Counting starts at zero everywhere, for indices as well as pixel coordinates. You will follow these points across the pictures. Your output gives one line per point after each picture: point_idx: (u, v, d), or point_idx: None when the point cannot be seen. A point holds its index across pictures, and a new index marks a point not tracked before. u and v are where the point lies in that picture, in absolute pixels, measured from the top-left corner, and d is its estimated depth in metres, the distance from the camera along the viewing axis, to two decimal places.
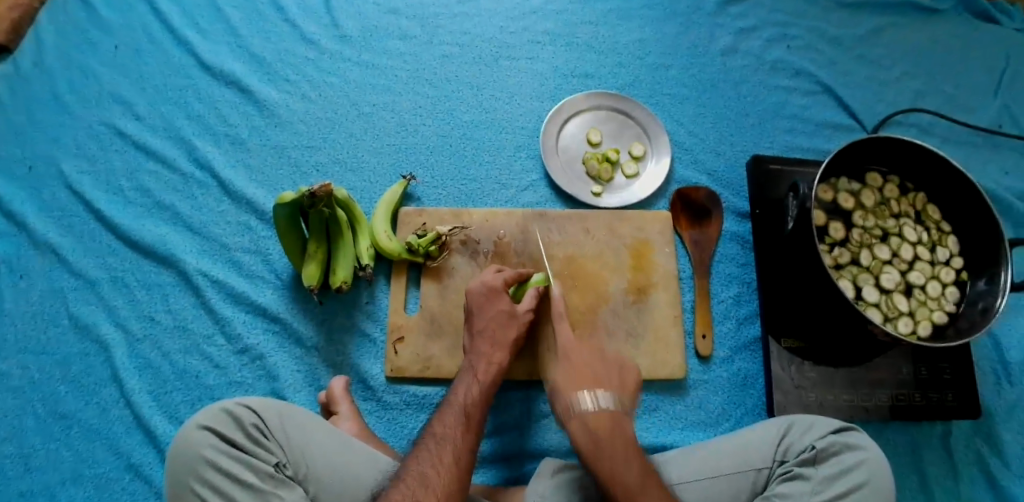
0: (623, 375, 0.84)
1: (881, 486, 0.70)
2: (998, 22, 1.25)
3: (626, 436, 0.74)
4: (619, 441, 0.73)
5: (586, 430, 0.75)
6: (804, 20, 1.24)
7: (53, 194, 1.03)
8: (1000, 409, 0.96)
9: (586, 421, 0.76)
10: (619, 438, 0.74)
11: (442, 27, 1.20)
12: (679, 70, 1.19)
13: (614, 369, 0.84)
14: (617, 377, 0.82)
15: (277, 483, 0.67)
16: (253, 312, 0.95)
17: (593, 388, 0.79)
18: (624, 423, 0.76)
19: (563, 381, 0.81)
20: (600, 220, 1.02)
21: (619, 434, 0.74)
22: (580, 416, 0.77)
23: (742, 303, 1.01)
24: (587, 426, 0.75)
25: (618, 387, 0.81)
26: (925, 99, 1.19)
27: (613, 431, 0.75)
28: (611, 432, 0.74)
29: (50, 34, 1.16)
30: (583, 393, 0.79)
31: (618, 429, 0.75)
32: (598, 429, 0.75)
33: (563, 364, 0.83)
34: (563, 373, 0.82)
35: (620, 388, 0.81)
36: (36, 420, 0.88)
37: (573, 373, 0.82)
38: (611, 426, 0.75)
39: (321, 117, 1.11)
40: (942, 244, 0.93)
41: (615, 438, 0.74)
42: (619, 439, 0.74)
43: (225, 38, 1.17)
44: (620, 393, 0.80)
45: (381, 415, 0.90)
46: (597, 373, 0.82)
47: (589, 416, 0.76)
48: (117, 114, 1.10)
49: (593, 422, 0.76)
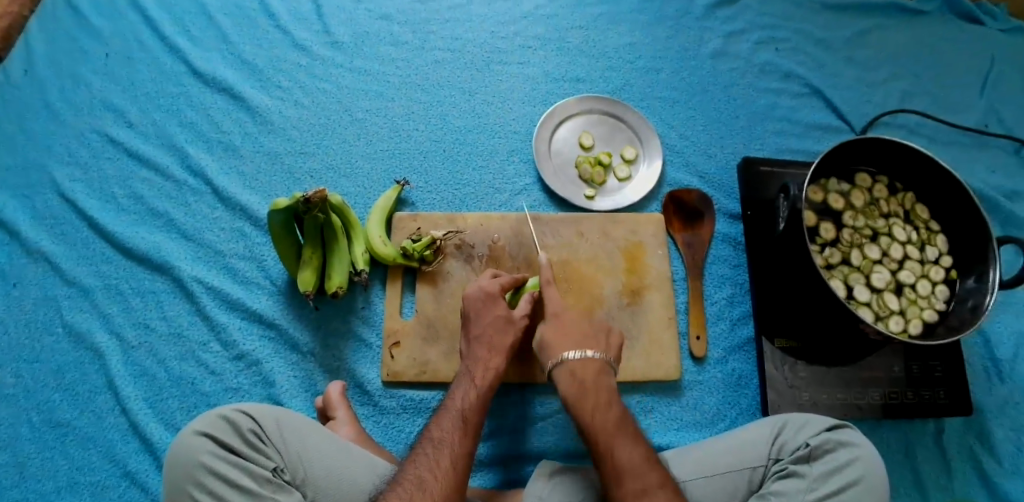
0: (609, 334, 0.86)
1: (875, 482, 0.71)
2: (983, 23, 1.27)
3: (610, 389, 0.78)
4: (603, 394, 0.77)
5: (574, 379, 0.78)
6: (791, 23, 1.26)
7: (46, 203, 1.03)
8: (991, 405, 0.97)
9: (574, 371, 0.79)
10: (604, 390, 0.78)
11: (434, 33, 1.21)
12: (670, 74, 1.20)
13: (600, 329, 0.85)
14: (605, 335, 0.84)
15: (275, 488, 0.67)
16: (248, 318, 0.95)
17: (582, 342, 0.82)
18: (608, 378, 0.80)
19: (552, 338, 0.83)
20: (593, 223, 1.02)
21: (604, 387, 0.78)
22: (568, 366, 0.80)
23: (735, 304, 1.01)
24: (575, 377, 0.79)
25: (605, 344, 0.84)
26: (912, 100, 1.20)
27: (598, 380, 0.78)
28: (597, 383, 0.78)
29: (41, 43, 1.16)
30: (571, 346, 0.82)
31: (603, 381, 0.79)
32: (585, 381, 0.78)
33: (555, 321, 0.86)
34: (551, 329, 0.85)
35: (608, 346, 0.83)
36: (30, 429, 0.88)
37: (572, 368, 0.80)
38: (597, 378, 0.79)
39: (314, 124, 1.11)
40: (931, 243, 0.94)
41: (600, 390, 0.77)
42: (604, 391, 0.77)
43: (217, 46, 1.18)
44: (607, 351, 0.83)
45: (378, 420, 0.91)
46: (585, 330, 0.84)
47: (575, 365, 0.80)
48: (110, 121, 1.10)
49: (581, 375, 0.79)
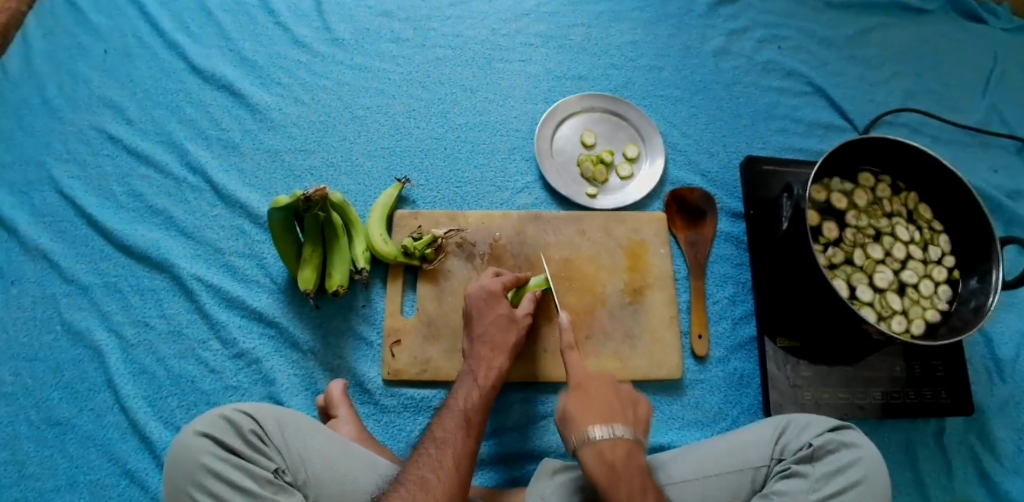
0: (635, 407, 0.76)
1: (878, 483, 0.70)
2: (985, 22, 1.27)
3: (643, 472, 0.69)
4: (638, 480, 0.67)
5: (604, 463, 0.68)
6: (794, 21, 1.25)
7: (44, 199, 1.02)
8: (993, 405, 0.97)
9: (604, 452, 0.69)
10: (638, 474, 0.68)
11: (434, 29, 1.20)
12: (672, 72, 1.20)
13: (626, 400, 0.76)
14: (632, 408, 0.75)
15: (277, 489, 0.66)
16: (248, 316, 0.95)
17: (609, 419, 0.72)
18: (639, 458, 0.70)
19: (577, 412, 0.73)
20: (595, 221, 1.02)
21: (637, 469, 0.68)
22: (596, 446, 0.69)
23: (737, 303, 1.01)
24: (605, 459, 0.68)
25: (632, 417, 0.74)
26: (915, 99, 1.20)
27: (629, 463, 0.69)
28: (629, 467, 0.68)
29: (39, 39, 1.15)
30: (598, 423, 0.71)
31: (635, 463, 0.69)
32: (616, 465, 0.68)
33: (578, 394, 0.76)
34: (575, 404, 0.74)
35: (635, 420, 0.74)
36: (29, 427, 0.87)
37: (585, 402, 0.75)
38: (629, 460, 0.69)
39: (314, 121, 1.11)
40: (934, 243, 0.94)
41: (634, 476, 0.68)
42: (638, 477, 0.68)
43: (216, 42, 1.17)
44: (635, 427, 0.73)
45: (379, 419, 0.90)
46: (611, 404, 0.74)
47: (587, 404, 0.74)
48: (108, 118, 1.09)
49: (611, 456, 0.69)
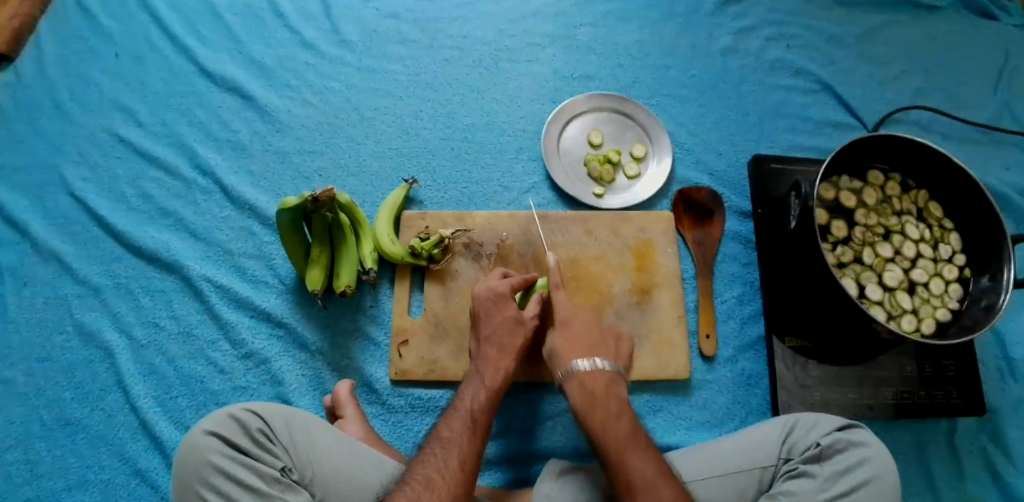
0: (618, 343, 0.85)
1: (886, 484, 0.70)
2: (996, 18, 1.25)
3: (621, 399, 0.77)
4: (614, 406, 0.75)
5: (584, 390, 0.77)
6: (802, 19, 1.24)
7: (57, 202, 1.03)
8: (1005, 406, 0.96)
9: (584, 381, 0.77)
10: (615, 401, 0.76)
11: (441, 30, 1.20)
12: (680, 71, 1.19)
13: (623, 373, 0.80)
14: (614, 343, 0.83)
15: (284, 487, 0.67)
16: (257, 317, 0.95)
17: (592, 352, 0.80)
18: (618, 388, 0.78)
19: (563, 345, 0.82)
20: (602, 221, 1.02)
21: (614, 397, 0.76)
22: (578, 377, 0.78)
23: (745, 302, 1.01)
24: (585, 387, 0.77)
25: (614, 352, 0.83)
26: (924, 96, 1.19)
27: (608, 391, 0.77)
28: (608, 394, 0.76)
29: (51, 43, 1.16)
30: (582, 356, 0.80)
31: (613, 391, 0.77)
32: (595, 392, 0.76)
33: (565, 331, 0.84)
34: (562, 338, 0.83)
35: (617, 355, 0.82)
36: (42, 426, 0.88)
37: (587, 375, 0.78)
38: (608, 389, 0.77)
39: (322, 122, 1.11)
40: (945, 241, 0.93)
41: (611, 402, 0.75)
42: (616, 403, 0.76)
43: (226, 45, 1.17)
44: (617, 360, 0.82)
45: (387, 418, 0.91)
46: (595, 339, 0.83)
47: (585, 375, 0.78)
48: (119, 121, 1.10)
49: (591, 385, 0.77)
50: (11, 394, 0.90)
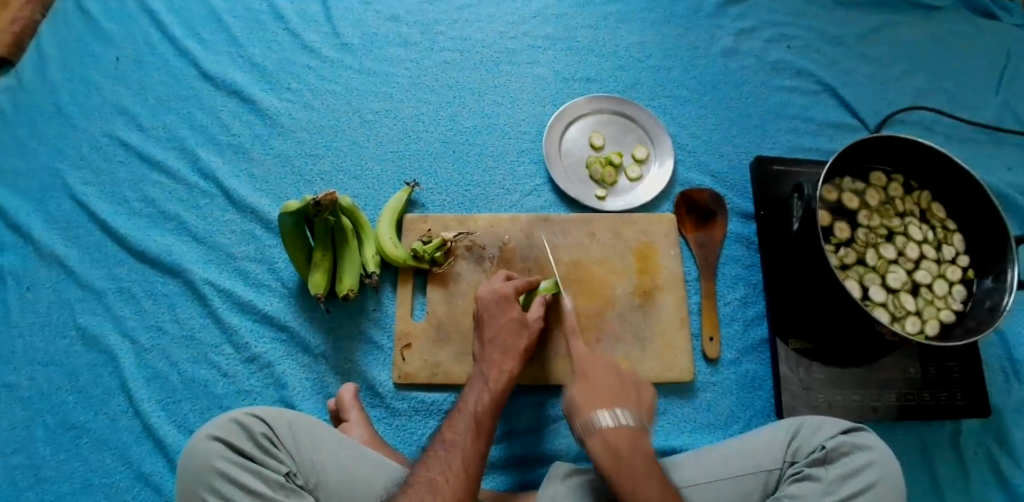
0: (638, 389, 0.79)
1: (891, 487, 0.70)
2: (998, 18, 1.25)
3: (648, 455, 0.70)
4: (642, 464, 0.69)
5: (610, 449, 0.70)
6: (803, 21, 1.24)
7: (59, 206, 1.03)
8: (1009, 406, 0.95)
9: (608, 438, 0.71)
10: (643, 459, 0.69)
11: (442, 33, 1.20)
12: (681, 72, 1.19)
13: (631, 387, 0.78)
14: (635, 391, 0.77)
15: (288, 493, 0.67)
16: (259, 320, 0.95)
17: (613, 403, 0.74)
18: (644, 441, 0.72)
19: (582, 399, 0.76)
20: (604, 223, 1.02)
21: (642, 454, 0.70)
22: (602, 432, 0.71)
23: (748, 304, 1.00)
24: (610, 445, 0.70)
25: (635, 401, 0.77)
26: (926, 96, 1.19)
27: (634, 448, 0.70)
28: (634, 451, 0.70)
29: (52, 47, 1.16)
30: (603, 407, 0.74)
31: (640, 448, 0.70)
32: (621, 451, 0.69)
33: (581, 383, 0.78)
34: (581, 391, 0.77)
35: (638, 403, 0.76)
36: (45, 430, 0.88)
37: (592, 392, 0.76)
38: (634, 445, 0.70)
39: (324, 126, 1.11)
40: (948, 242, 0.93)
41: (639, 460, 0.69)
42: (643, 461, 0.69)
43: (227, 48, 1.18)
44: (639, 410, 0.75)
45: (390, 422, 0.90)
46: (616, 389, 0.77)
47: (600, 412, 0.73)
48: (121, 125, 1.11)
49: (617, 442, 0.70)
50: (14, 399, 0.90)
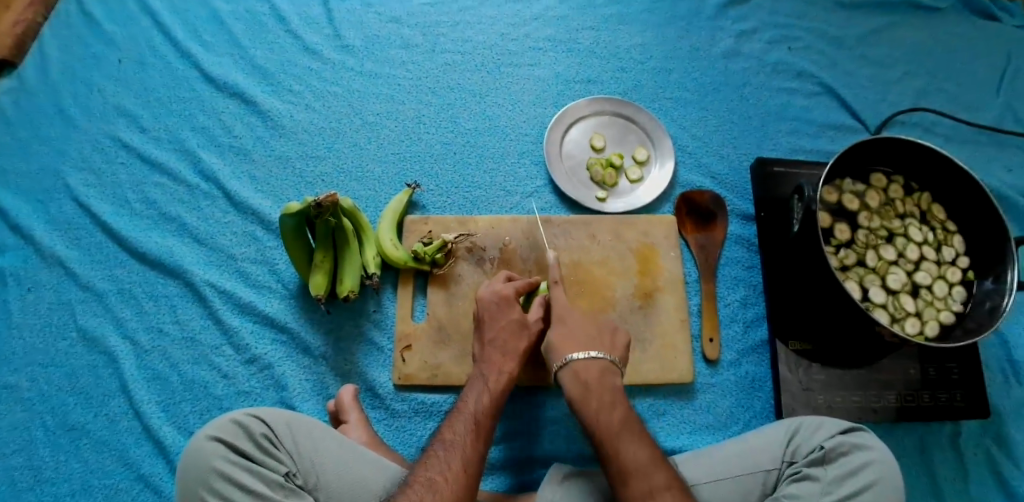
0: (615, 334, 0.85)
1: (890, 487, 0.70)
2: (999, 20, 1.25)
3: (614, 388, 0.77)
4: (608, 395, 0.76)
5: (579, 381, 0.77)
6: (804, 22, 1.25)
7: (60, 208, 1.04)
8: (1009, 408, 0.96)
9: (579, 373, 0.78)
10: (609, 390, 0.76)
11: (443, 35, 1.20)
12: (682, 74, 1.19)
13: (605, 328, 0.84)
14: (609, 335, 0.82)
15: (287, 493, 0.67)
16: (260, 322, 0.95)
17: (586, 343, 0.81)
18: (613, 377, 0.78)
19: (558, 339, 0.82)
20: (604, 224, 1.02)
21: (608, 387, 0.77)
22: (573, 369, 0.78)
23: (748, 306, 1.01)
24: (580, 379, 0.77)
25: (610, 343, 0.83)
26: (927, 98, 1.19)
27: (602, 381, 0.77)
28: (602, 384, 0.77)
29: (54, 49, 1.16)
30: (576, 347, 0.80)
31: (607, 382, 0.77)
32: (589, 383, 0.77)
33: (557, 323, 0.84)
34: (557, 332, 0.83)
35: (612, 345, 0.82)
36: (45, 432, 0.88)
37: (566, 333, 0.82)
38: (602, 379, 0.77)
39: (324, 127, 1.11)
40: (948, 243, 0.93)
41: (605, 391, 0.76)
42: (609, 392, 0.76)
43: (228, 50, 1.18)
44: (612, 351, 0.82)
45: (390, 423, 0.91)
46: (590, 332, 0.83)
47: (579, 365, 0.78)
48: (122, 126, 1.11)
49: (586, 376, 0.77)
50: (14, 400, 0.90)
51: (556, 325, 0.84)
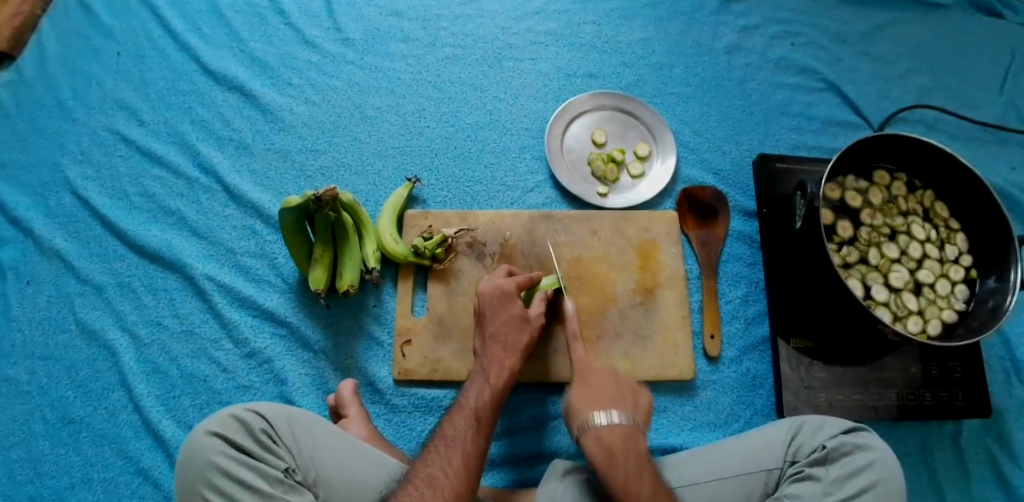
0: (635, 395, 0.82)
1: (892, 488, 0.69)
2: (1003, 17, 1.25)
3: (641, 454, 0.73)
4: (634, 461, 0.72)
5: (604, 446, 0.73)
6: (807, 18, 1.24)
7: (59, 200, 1.03)
8: (1010, 407, 0.95)
9: (602, 436, 0.74)
10: (635, 456, 0.72)
11: (444, 29, 1.20)
12: (684, 69, 1.19)
13: (628, 391, 0.81)
14: (631, 396, 0.80)
15: (286, 488, 0.67)
16: (260, 316, 0.95)
17: (609, 405, 0.77)
18: (638, 441, 0.75)
19: (580, 403, 0.79)
20: (606, 220, 1.01)
21: (634, 452, 0.73)
22: (596, 431, 0.75)
23: (750, 303, 1.00)
24: (604, 442, 0.73)
25: (632, 406, 0.79)
26: (930, 95, 1.18)
27: (626, 445, 0.73)
28: (628, 450, 0.73)
29: (53, 41, 1.16)
30: (599, 410, 0.77)
31: (633, 447, 0.73)
32: (615, 449, 0.73)
33: (579, 384, 0.81)
34: (580, 394, 0.80)
35: (634, 406, 0.79)
36: (45, 425, 0.88)
37: (588, 396, 0.80)
38: (628, 443, 0.74)
39: (325, 121, 1.11)
40: (951, 242, 0.92)
41: (631, 457, 0.72)
42: (636, 458, 0.72)
43: (228, 43, 1.17)
44: (635, 413, 0.78)
45: (390, 418, 0.90)
46: (613, 393, 0.80)
47: (602, 429, 0.75)
48: (122, 119, 1.10)
49: (611, 440, 0.74)
50: (14, 393, 0.90)
51: (578, 387, 0.81)
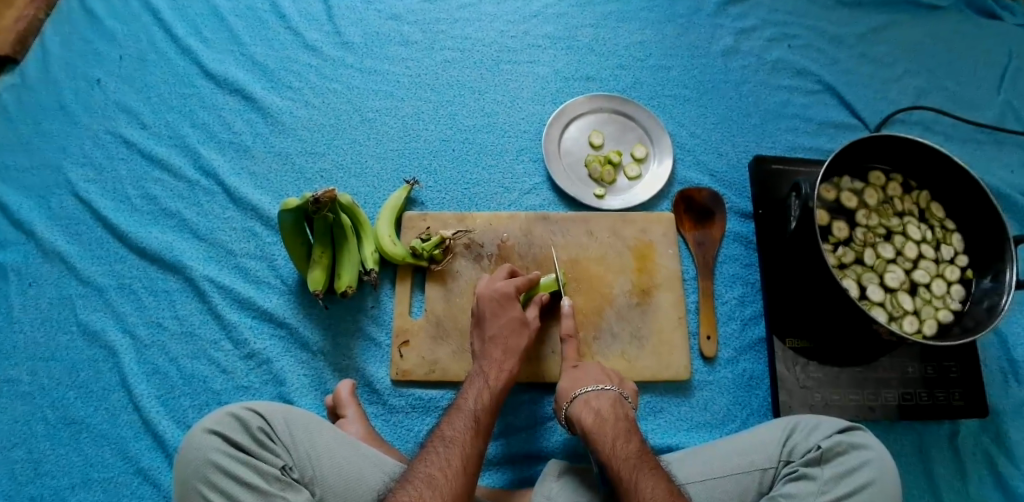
0: (622, 381, 0.86)
1: (887, 486, 0.70)
2: (1000, 18, 1.25)
3: (628, 418, 0.77)
4: (622, 424, 0.76)
5: (591, 410, 0.78)
6: (803, 19, 1.24)
7: (61, 203, 1.04)
8: (1009, 407, 0.95)
9: (590, 402, 0.79)
10: (622, 420, 0.77)
11: (443, 32, 1.21)
12: (681, 71, 1.19)
13: (614, 376, 0.85)
14: (620, 379, 0.85)
15: (284, 486, 0.67)
16: (259, 317, 0.96)
17: (597, 380, 0.83)
18: (625, 408, 0.79)
19: (569, 383, 0.83)
20: (603, 221, 1.02)
21: (621, 416, 0.77)
22: (584, 398, 0.80)
23: (746, 303, 1.01)
24: (591, 407, 0.78)
25: (619, 383, 0.85)
26: (927, 96, 1.19)
27: (613, 410, 0.78)
28: (616, 413, 0.77)
29: (55, 45, 1.17)
30: (588, 383, 0.82)
31: (620, 412, 0.78)
32: (602, 412, 0.77)
33: (572, 369, 0.85)
34: (570, 378, 0.84)
35: (620, 384, 0.84)
36: (46, 425, 0.89)
37: (578, 375, 0.84)
38: (615, 408, 0.78)
39: (323, 123, 1.12)
40: (946, 242, 0.92)
41: (618, 420, 0.76)
42: (622, 421, 0.76)
43: (229, 47, 1.18)
44: (620, 388, 0.84)
45: (387, 418, 0.91)
46: (602, 375, 0.84)
47: (590, 396, 0.80)
48: (123, 122, 1.11)
49: (598, 405, 0.79)
50: (15, 393, 0.91)
51: (569, 371, 0.85)
